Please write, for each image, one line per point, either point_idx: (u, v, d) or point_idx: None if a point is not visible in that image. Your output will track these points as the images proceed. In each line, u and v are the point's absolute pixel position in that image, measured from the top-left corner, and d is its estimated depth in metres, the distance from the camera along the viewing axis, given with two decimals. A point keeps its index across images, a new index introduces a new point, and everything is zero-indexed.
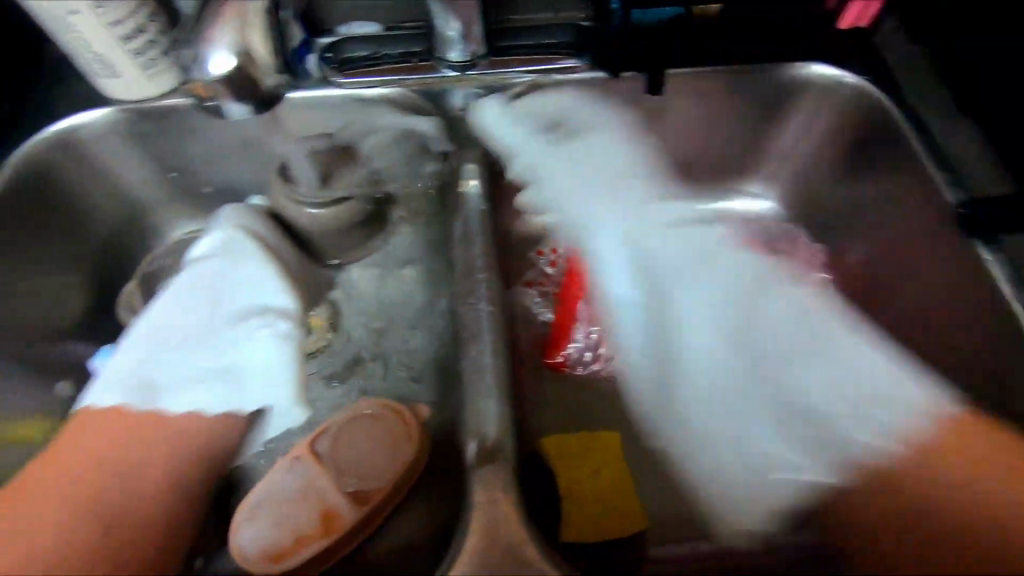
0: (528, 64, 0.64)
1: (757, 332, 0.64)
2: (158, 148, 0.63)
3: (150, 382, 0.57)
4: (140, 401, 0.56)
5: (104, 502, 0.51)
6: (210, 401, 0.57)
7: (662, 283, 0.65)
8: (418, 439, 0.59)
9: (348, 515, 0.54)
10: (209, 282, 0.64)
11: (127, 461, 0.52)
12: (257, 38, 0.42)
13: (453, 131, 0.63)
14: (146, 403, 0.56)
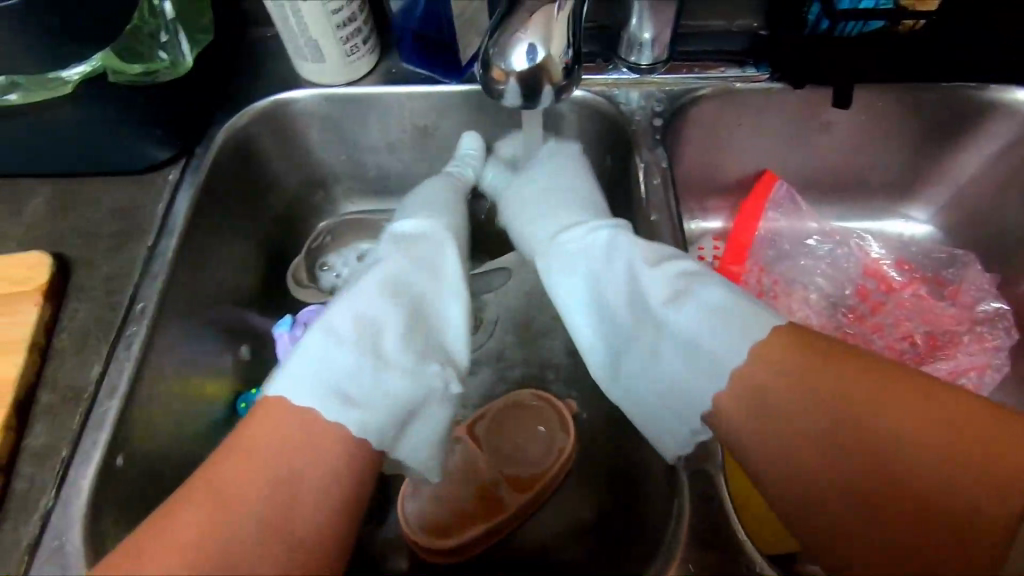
0: (710, 70, 0.63)
1: (719, 341, 0.44)
2: (344, 131, 0.65)
3: (338, 374, 0.45)
4: (333, 411, 0.42)
5: (262, 500, 0.38)
6: (379, 402, 0.45)
7: (652, 321, 0.49)
8: (574, 431, 0.59)
9: (510, 499, 0.56)
10: (404, 273, 0.54)
11: (337, 465, 0.40)
12: (562, 33, 0.34)
13: (625, 130, 0.60)
14: (339, 413, 0.42)
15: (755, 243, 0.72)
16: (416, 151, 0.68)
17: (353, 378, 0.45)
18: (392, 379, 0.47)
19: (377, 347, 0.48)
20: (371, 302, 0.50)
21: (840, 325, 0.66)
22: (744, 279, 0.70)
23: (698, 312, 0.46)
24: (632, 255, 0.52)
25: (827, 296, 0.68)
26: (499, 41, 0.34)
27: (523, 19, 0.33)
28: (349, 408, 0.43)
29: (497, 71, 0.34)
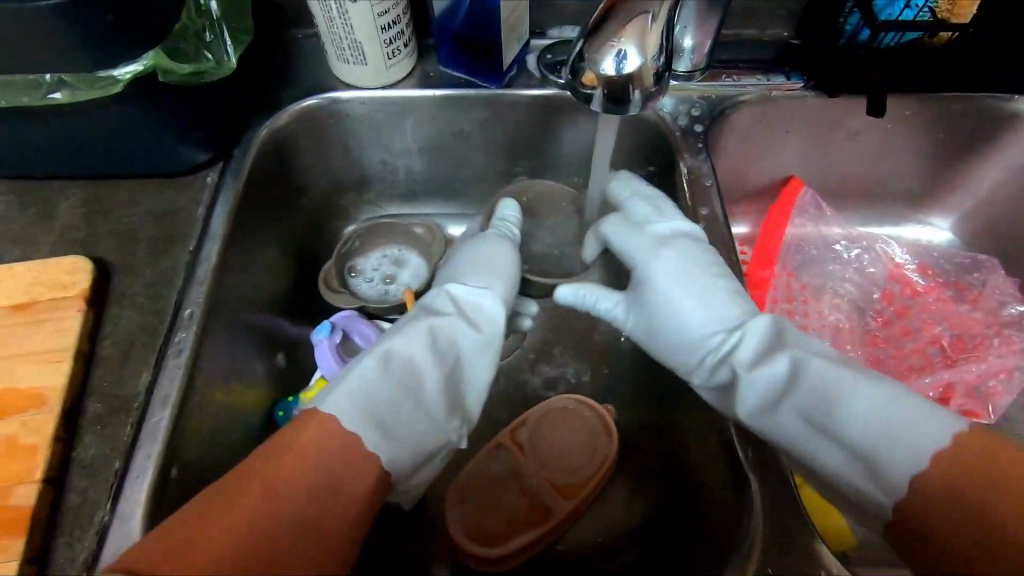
0: (746, 78, 0.63)
1: (906, 447, 0.39)
2: (380, 134, 0.65)
3: (379, 405, 0.44)
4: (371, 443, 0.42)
5: (291, 508, 0.36)
6: (409, 437, 0.45)
7: (820, 437, 0.43)
8: (616, 436, 0.59)
9: (556, 507, 0.55)
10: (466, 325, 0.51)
11: (356, 490, 0.40)
12: (653, 44, 0.37)
13: (664, 135, 0.61)
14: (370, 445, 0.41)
15: (781, 247, 0.73)
16: (451, 155, 0.68)
17: (392, 411, 0.44)
18: (417, 424, 0.46)
19: (412, 389, 0.47)
20: (423, 350, 0.48)
21: (867, 328, 0.68)
22: (773, 283, 0.71)
23: (871, 423, 0.40)
24: (770, 368, 0.45)
25: (855, 300, 0.69)
26: (592, 48, 0.37)
27: (618, 29, 0.36)
28: (382, 434, 0.43)
29: (589, 75, 0.38)
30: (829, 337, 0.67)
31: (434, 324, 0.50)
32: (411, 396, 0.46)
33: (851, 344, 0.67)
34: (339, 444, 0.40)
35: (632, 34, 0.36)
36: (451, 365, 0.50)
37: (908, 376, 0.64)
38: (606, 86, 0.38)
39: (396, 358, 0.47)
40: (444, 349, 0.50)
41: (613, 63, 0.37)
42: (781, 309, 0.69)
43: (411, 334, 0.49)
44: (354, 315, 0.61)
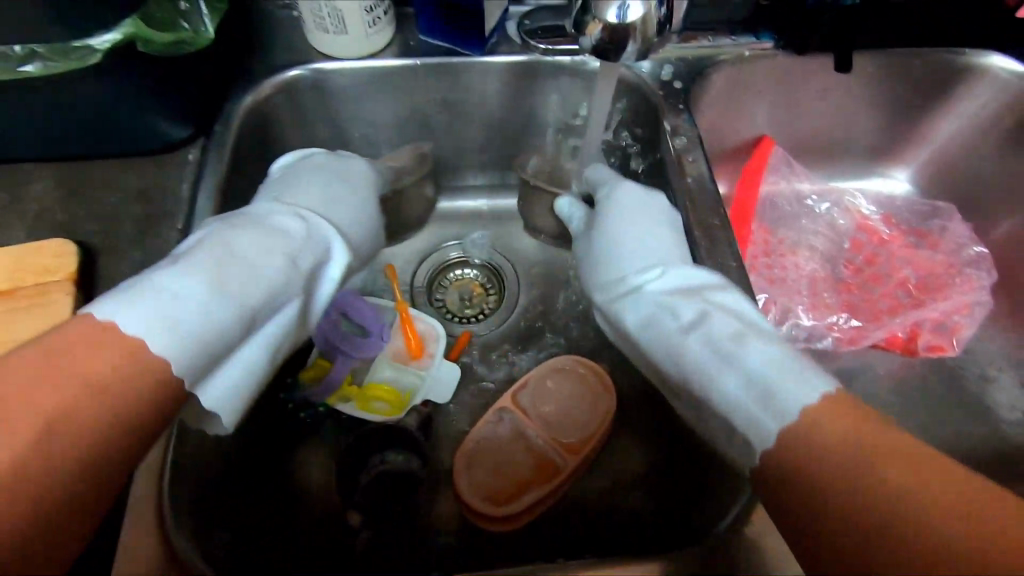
0: (720, 39, 0.66)
1: (789, 386, 0.39)
2: (362, 107, 0.64)
3: (198, 304, 0.39)
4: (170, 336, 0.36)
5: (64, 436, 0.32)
6: (208, 336, 0.39)
7: (720, 369, 0.44)
8: (614, 393, 0.61)
9: (562, 464, 0.57)
10: (278, 233, 0.48)
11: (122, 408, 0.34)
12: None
13: (647, 95, 0.62)
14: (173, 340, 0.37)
15: (757, 205, 0.76)
16: (433, 125, 0.67)
17: (200, 304, 0.39)
18: (219, 324, 0.40)
19: (233, 290, 0.42)
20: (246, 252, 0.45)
21: (841, 277, 0.71)
22: (752, 239, 0.74)
23: (766, 366, 0.41)
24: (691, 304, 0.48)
25: (827, 251, 0.73)
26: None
27: None
28: (188, 334, 0.38)
29: (593, 26, 0.40)
30: (806, 287, 0.71)
31: (261, 240, 0.46)
32: (235, 297, 0.42)
33: (826, 290, 0.71)
34: (111, 355, 0.34)
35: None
36: (275, 274, 0.45)
37: (878, 318, 0.69)
38: (605, 32, 0.40)
39: (232, 260, 0.43)
40: (268, 258, 0.46)
41: (615, 12, 0.39)
42: (760, 264, 0.72)
43: (243, 241, 0.45)
44: (354, 295, 0.63)
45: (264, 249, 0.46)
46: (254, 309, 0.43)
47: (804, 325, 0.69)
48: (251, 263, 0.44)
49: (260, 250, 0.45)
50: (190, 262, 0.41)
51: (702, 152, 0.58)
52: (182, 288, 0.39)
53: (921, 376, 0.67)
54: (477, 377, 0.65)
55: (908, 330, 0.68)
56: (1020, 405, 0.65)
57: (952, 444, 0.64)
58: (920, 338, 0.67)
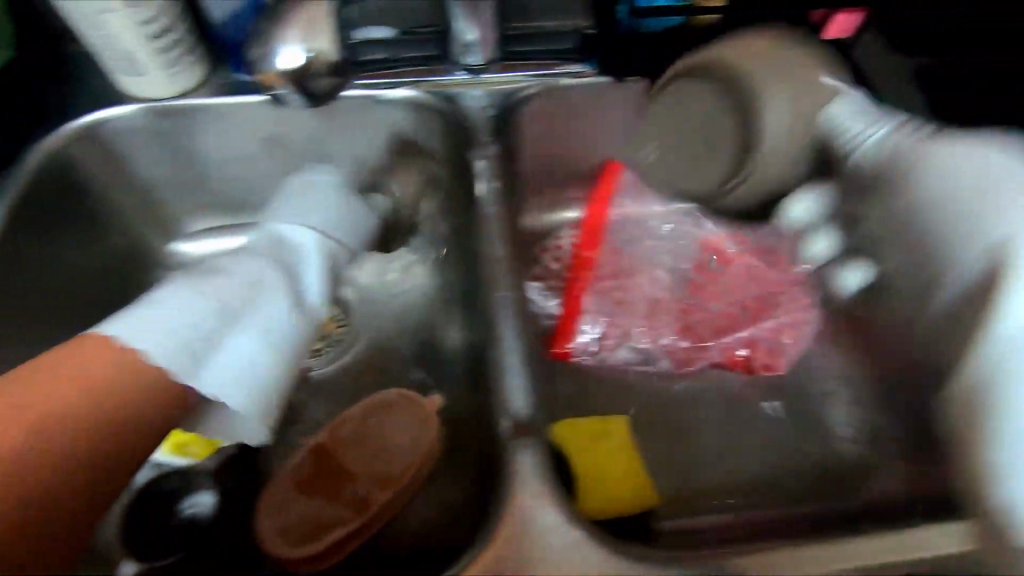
0: (543, 68, 0.66)
1: None
2: (180, 146, 0.63)
3: (206, 339, 0.49)
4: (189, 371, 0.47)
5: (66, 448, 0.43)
6: (218, 361, 0.49)
7: None
8: (437, 425, 0.60)
9: (373, 497, 0.56)
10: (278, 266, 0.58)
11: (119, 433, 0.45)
12: (324, 34, 0.48)
13: (462, 126, 0.63)
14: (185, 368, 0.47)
15: (606, 227, 0.76)
16: (262, 161, 0.67)
17: (205, 340, 0.49)
18: (225, 353, 0.50)
19: (238, 326, 0.52)
20: (262, 300, 0.54)
21: (682, 297, 0.71)
22: (597, 262, 0.74)
23: None
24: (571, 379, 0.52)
25: (671, 272, 0.73)
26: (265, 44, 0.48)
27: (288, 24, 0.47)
28: (198, 363, 0.48)
29: (270, 79, 0.49)
30: (644, 310, 0.70)
31: (253, 281, 0.54)
32: (240, 330, 0.52)
33: (665, 314, 0.70)
34: (121, 375, 0.45)
35: (298, 31, 0.47)
36: (292, 315, 0.56)
37: (714, 338, 0.69)
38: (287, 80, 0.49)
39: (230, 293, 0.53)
40: (261, 295, 0.54)
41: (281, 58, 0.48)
42: (604, 288, 0.72)
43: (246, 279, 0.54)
44: None
45: (256, 289, 0.54)
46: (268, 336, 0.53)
47: (642, 348, 0.69)
48: (251, 299, 0.53)
49: (266, 285, 0.55)
50: (193, 308, 0.50)
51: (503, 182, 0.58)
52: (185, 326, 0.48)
53: (755, 395, 0.67)
54: (305, 412, 0.65)
55: (746, 348, 0.68)
56: (850, 421, 0.66)
57: (780, 463, 0.64)
58: (755, 357, 0.68)
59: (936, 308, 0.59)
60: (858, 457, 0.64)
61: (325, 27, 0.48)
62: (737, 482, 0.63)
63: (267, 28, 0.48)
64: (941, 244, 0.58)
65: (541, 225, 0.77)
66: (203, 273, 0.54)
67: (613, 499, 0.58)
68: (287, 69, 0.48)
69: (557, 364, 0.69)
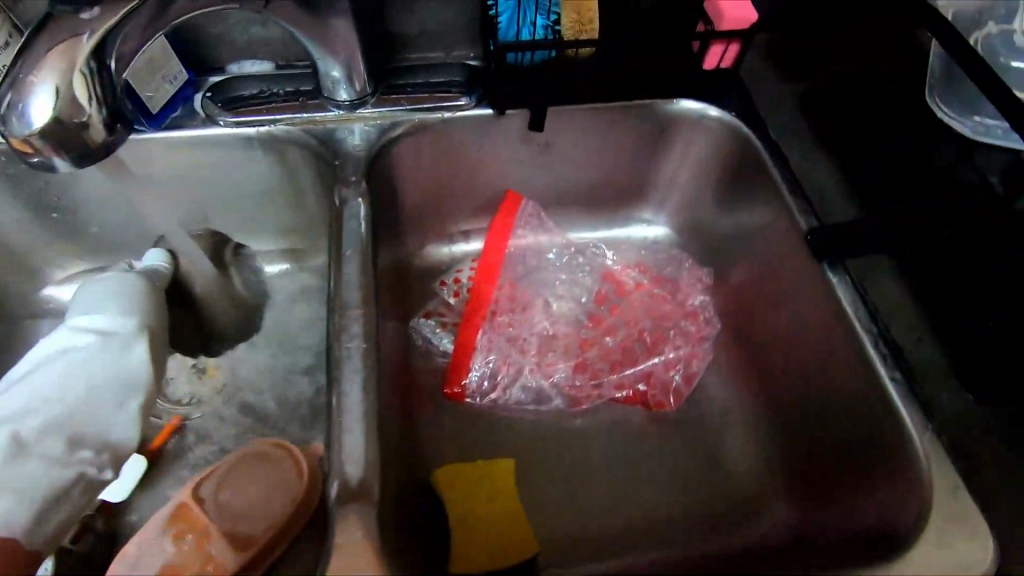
0: (417, 103, 0.64)
1: None
2: (38, 190, 0.61)
3: (21, 491, 0.44)
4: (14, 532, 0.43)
5: None
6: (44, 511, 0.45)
7: None
8: (308, 476, 0.57)
9: (227, 560, 0.53)
10: (96, 361, 0.50)
11: None
12: (83, 68, 0.41)
13: (330, 162, 0.61)
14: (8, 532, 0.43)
15: (505, 261, 0.74)
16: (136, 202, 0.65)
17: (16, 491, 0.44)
18: (46, 497, 0.45)
19: (55, 457, 0.46)
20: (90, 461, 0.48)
21: (580, 331, 0.70)
22: (495, 297, 0.72)
23: None
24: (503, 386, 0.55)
25: (568, 306, 0.71)
26: (14, 95, 0.39)
27: (38, 64, 0.40)
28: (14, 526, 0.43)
29: (17, 142, 0.39)
30: (537, 345, 0.69)
31: (60, 403, 0.48)
32: (59, 467, 0.46)
33: (559, 348, 0.69)
34: None
35: (51, 73, 0.40)
36: (127, 418, 0.50)
37: (609, 373, 0.67)
38: (43, 133, 0.39)
39: (34, 422, 0.47)
40: (71, 413, 0.48)
41: (24, 111, 0.39)
42: (498, 323, 0.70)
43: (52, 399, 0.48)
44: None
45: (62, 406, 0.48)
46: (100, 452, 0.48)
47: (534, 386, 0.67)
48: (57, 423, 0.47)
49: (71, 399, 0.48)
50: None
51: (366, 221, 0.56)
52: None
53: (650, 431, 0.65)
54: (176, 463, 0.61)
55: (643, 381, 0.66)
56: (748, 457, 0.63)
57: (675, 504, 0.61)
58: (651, 391, 0.66)
59: (818, 341, 0.57)
60: (758, 495, 0.60)
61: (77, 73, 0.40)
62: (630, 527, 0.60)
63: (12, 79, 0.40)
64: (818, 272, 0.57)
65: (440, 259, 0.75)
66: (54, 407, 0.48)
67: (497, 549, 0.55)
68: (42, 125, 0.39)
69: (448, 405, 0.66)
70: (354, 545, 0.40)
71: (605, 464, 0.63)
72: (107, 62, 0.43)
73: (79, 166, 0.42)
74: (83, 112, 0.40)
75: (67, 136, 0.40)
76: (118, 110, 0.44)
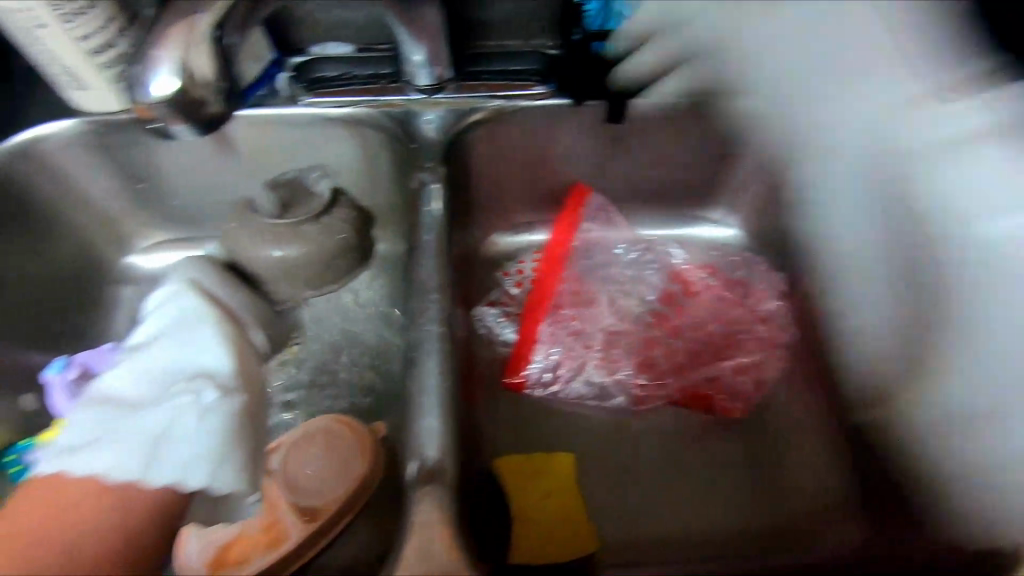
0: (497, 89, 0.65)
1: None
2: (128, 160, 0.63)
3: (141, 433, 0.51)
4: (149, 473, 0.48)
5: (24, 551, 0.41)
6: (173, 450, 0.50)
7: None
8: (374, 455, 0.58)
9: (292, 532, 0.53)
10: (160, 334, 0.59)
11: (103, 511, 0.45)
12: (203, 51, 0.45)
13: (408, 146, 0.61)
14: (157, 475, 0.48)
15: (570, 254, 0.73)
16: (216, 175, 0.66)
17: (137, 436, 0.50)
18: (173, 431, 0.51)
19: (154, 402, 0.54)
20: (196, 408, 0.53)
21: (644, 329, 0.68)
22: (557, 290, 0.70)
23: None
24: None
25: (633, 306, 0.70)
26: (146, 66, 0.44)
27: (166, 39, 0.44)
28: (139, 469, 0.48)
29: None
30: (601, 341, 0.68)
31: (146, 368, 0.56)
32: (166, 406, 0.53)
33: (624, 345, 0.67)
34: (69, 498, 0.45)
35: (174, 52, 0.44)
36: (204, 356, 0.57)
37: (674, 374, 0.65)
38: (167, 103, 0.44)
39: (137, 393, 0.55)
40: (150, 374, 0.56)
41: (157, 88, 0.44)
42: (561, 316, 0.69)
43: (139, 371, 0.56)
44: (95, 351, 0.59)
45: (150, 371, 0.56)
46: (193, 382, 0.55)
47: (596, 382, 0.66)
48: (153, 379, 0.56)
49: (153, 367, 0.56)
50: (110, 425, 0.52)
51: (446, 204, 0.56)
52: (109, 448, 0.49)
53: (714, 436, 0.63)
54: None
55: (709, 386, 0.64)
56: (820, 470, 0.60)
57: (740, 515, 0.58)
58: (717, 398, 0.64)
59: None
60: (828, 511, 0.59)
61: (198, 46, 0.44)
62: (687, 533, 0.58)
63: (143, 53, 0.45)
64: None
65: (504, 250, 0.75)
66: (143, 377, 0.56)
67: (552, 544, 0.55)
68: (162, 98, 0.44)
69: (509, 396, 0.66)
70: (438, 521, 0.40)
71: (668, 467, 0.61)
72: (224, 40, 0.47)
73: (196, 131, 0.47)
74: (203, 87, 0.45)
75: (186, 106, 0.45)
76: (233, 88, 0.48)
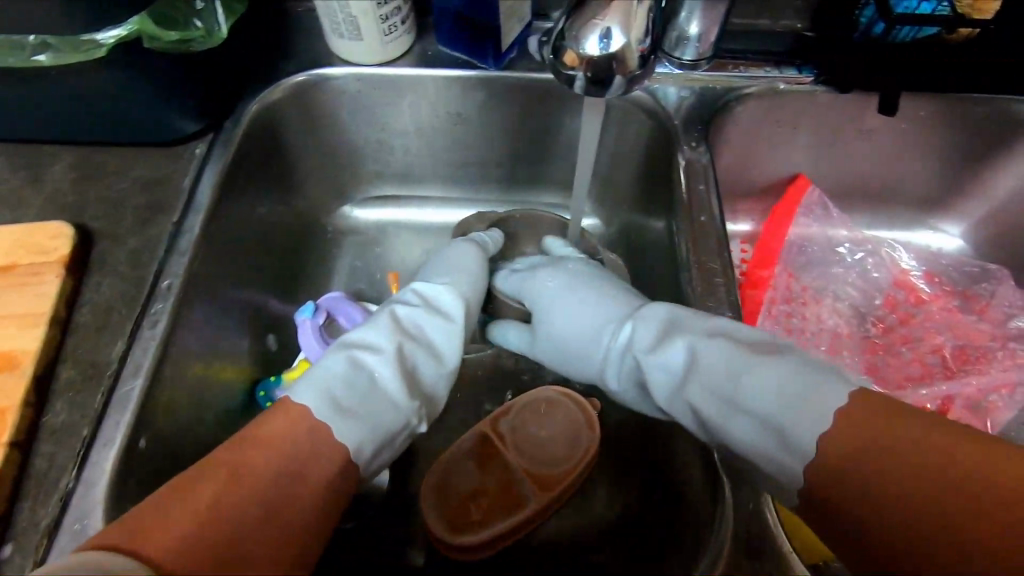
0: (753, 70, 0.61)
1: None
2: (377, 113, 0.63)
3: (404, 356, 0.49)
4: (404, 414, 0.45)
5: (245, 477, 0.34)
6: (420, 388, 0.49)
7: None
8: (598, 428, 0.57)
9: (530, 497, 0.54)
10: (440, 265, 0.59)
11: (312, 470, 0.37)
12: (638, 23, 0.38)
13: (666, 123, 0.59)
14: (408, 416, 0.46)
15: (784, 249, 0.70)
16: (448, 136, 0.66)
17: (398, 361, 0.48)
18: (426, 367, 0.50)
19: (418, 330, 0.52)
20: (429, 369, 0.50)
21: (867, 334, 0.65)
22: (773, 283, 0.67)
23: None
24: (675, 351, 0.44)
25: (857, 306, 0.67)
26: (578, 24, 0.38)
27: (604, 5, 0.37)
28: (397, 395, 0.46)
29: (570, 54, 0.38)
30: (826, 342, 0.65)
31: (418, 292, 0.55)
32: (428, 339, 0.52)
33: (850, 348, 0.64)
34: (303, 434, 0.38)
35: (614, 17, 0.37)
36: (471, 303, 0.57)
37: (906, 386, 0.61)
38: (592, 66, 0.38)
39: (406, 306, 0.53)
40: (422, 298, 0.55)
41: (596, 44, 0.38)
42: (779, 311, 0.66)
43: (415, 289, 0.56)
44: (339, 297, 0.61)
45: (421, 291, 0.55)
46: (449, 327, 0.53)
47: None
48: (432, 296, 0.55)
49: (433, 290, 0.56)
50: (370, 333, 0.49)
51: (716, 184, 0.55)
52: (369, 365, 0.47)
53: None
54: (462, 397, 0.63)
55: (940, 403, 0.60)
56: None
57: None
58: (953, 413, 0.59)
59: None
60: None
61: (637, 14, 0.37)
62: None
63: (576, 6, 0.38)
64: None
65: None
66: (408, 298, 0.54)
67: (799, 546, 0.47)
68: (593, 54, 0.38)
69: None
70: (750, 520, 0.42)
71: None
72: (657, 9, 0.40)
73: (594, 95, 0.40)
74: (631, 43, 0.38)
75: (603, 66, 0.39)
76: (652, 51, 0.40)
